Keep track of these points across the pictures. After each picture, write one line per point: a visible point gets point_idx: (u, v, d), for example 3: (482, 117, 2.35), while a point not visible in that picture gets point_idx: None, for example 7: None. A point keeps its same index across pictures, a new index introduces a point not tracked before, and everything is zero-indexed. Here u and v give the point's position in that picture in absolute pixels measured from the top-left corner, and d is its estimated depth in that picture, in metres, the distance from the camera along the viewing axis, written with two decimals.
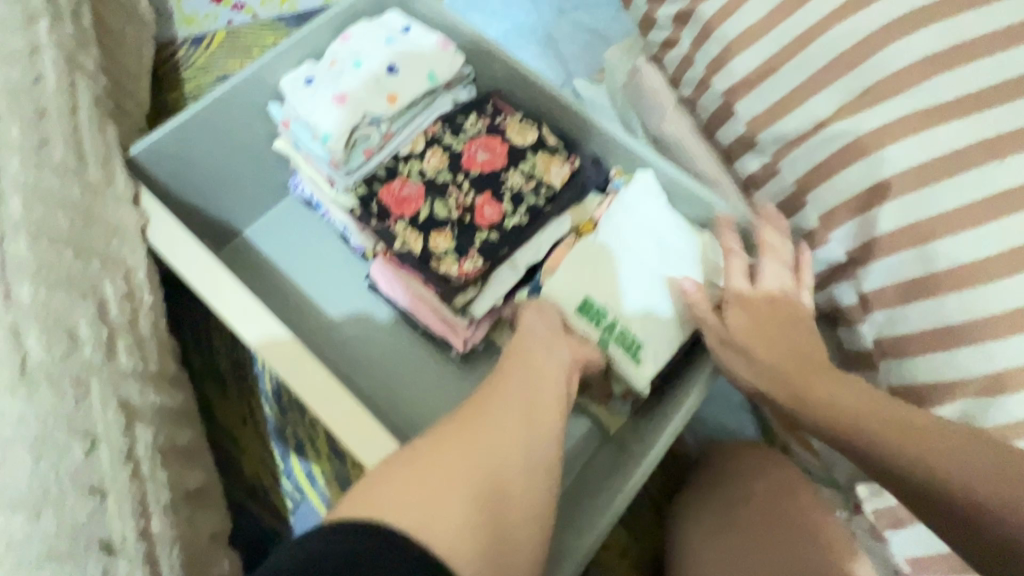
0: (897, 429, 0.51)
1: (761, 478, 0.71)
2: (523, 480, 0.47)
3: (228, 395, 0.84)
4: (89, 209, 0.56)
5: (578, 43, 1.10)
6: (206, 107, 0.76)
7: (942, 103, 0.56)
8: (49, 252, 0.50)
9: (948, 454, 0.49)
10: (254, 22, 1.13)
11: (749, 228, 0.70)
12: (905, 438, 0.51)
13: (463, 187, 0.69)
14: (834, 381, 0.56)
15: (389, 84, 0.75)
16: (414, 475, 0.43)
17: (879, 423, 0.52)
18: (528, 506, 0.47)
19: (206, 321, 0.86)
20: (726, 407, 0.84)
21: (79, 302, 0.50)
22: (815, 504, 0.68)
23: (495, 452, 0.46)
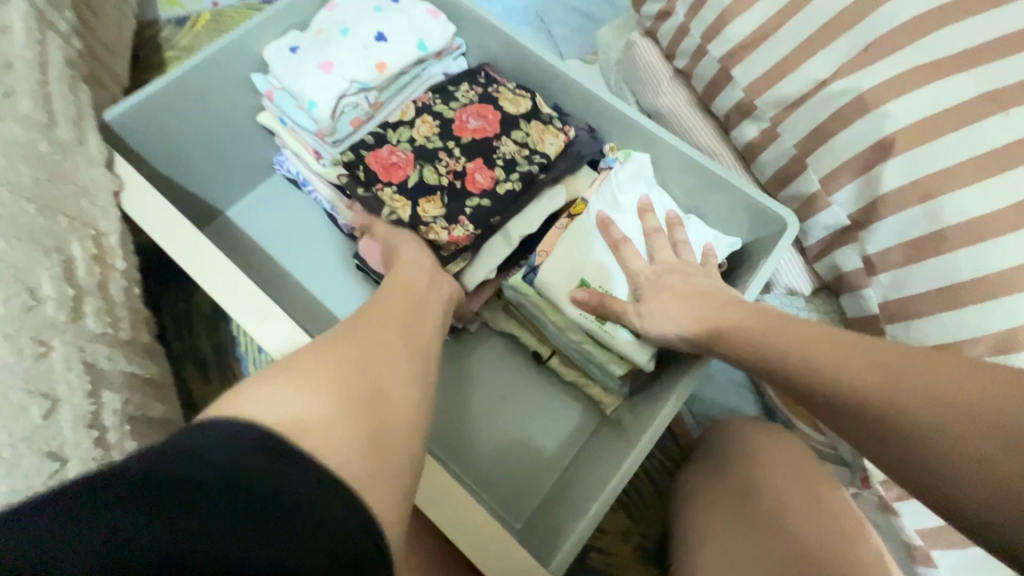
0: (798, 337, 0.47)
1: (770, 458, 0.67)
2: (406, 400, 0.41)
3: (208, 381, 0.79)
4: (57, 167, 0.53)
5: (570, 25, 1.08)
6: (186, 76, 0.73)
7: (944, 57, 0.55)
8: (11, 206, 0.47)
9: (877, 360, 0.43)
10: (239, 5, 1.11)
11: (750, 202, 0.67)
12: (839, 352, 0.45)
13: (454, 154, 0.67)
14: (764, 313, 0.52)
15: (378, 50, 0.73)
16: (291, 379, 0.37)
17: (798, 333, 0.48)
18: (406, 422, 0.40)
19: (186, 303, 0.82)
20: (727, 387, 0.82)
21: (43, 259, 0.47)
22: (825, 480, 0.66)
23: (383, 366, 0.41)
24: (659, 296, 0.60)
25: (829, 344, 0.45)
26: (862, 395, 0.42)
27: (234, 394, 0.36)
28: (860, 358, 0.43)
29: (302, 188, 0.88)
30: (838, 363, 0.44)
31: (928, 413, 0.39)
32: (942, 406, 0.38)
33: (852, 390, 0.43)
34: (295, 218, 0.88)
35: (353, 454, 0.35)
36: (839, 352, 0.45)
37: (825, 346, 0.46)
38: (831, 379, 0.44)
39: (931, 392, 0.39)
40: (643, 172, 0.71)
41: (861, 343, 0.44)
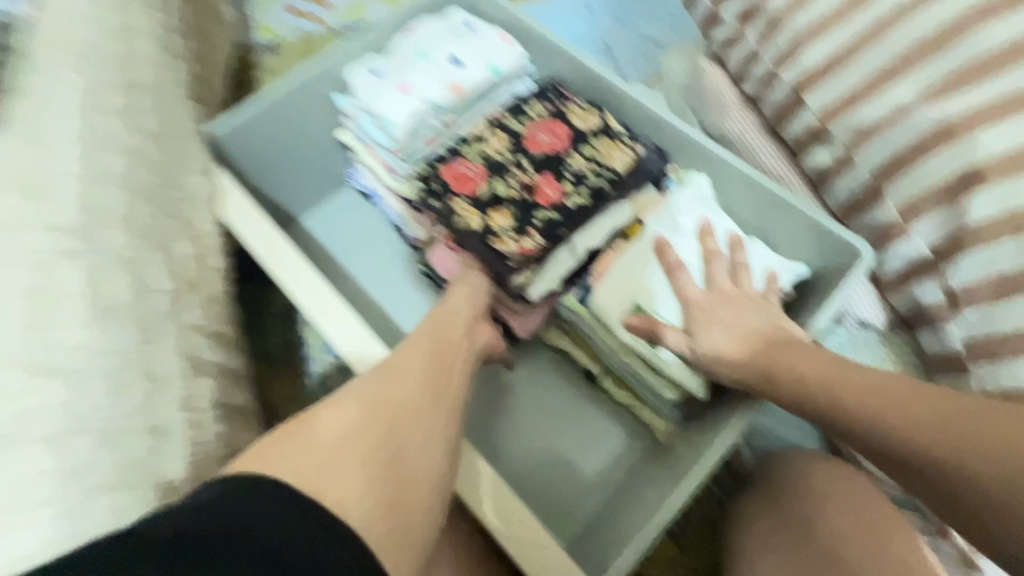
0: (828, 382, 0.50)
1: (833, 497, 0.64)
2: (422, 447, 0.46)
3: (280, 378, 0.84)
4: (168, 174, 0.59)
5: (634, 50, 1.10)
6: (278, 95, 0.80)
7: None
8: (131, 209, 0.53)
9: (912, 406, 0.46)
10: (324, 30, 1.20)
11: (818, 228, 0.67)
12: (874, 396, 0.48)
13: (525, 167, 0.72)
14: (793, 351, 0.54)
15: (453, 74, 0.77)
16: (313, 433, 0.42)
17: (829, 373, 0.51)
18: (427, 474, 0.45)
19: (263, 304, 0.88)
20: (789, 421, 0.78)
21: (154, 257, 0.52)
22: (899, 528, 0.61)
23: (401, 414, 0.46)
24: (710, 327, 0.60)
25: (861, 386, 0.49)
26: (904, 441, 0.46)
27: (265, 448, 0.41)
28: (898, 404, 0.47)
29: (372, 200, 0.93)
30: (883, 411, 0.47)
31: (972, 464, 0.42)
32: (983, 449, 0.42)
33: (892, 435, 0.47)
34: (364, 228, 0.94)
35: (372, 519, 0.39)
36: (875, 398, 0.48)
37: (859, 389, 0.49)
38: (867, 422, 0.48)
39: (963, 437, 0.43)
40: (702, 197, 0.71)
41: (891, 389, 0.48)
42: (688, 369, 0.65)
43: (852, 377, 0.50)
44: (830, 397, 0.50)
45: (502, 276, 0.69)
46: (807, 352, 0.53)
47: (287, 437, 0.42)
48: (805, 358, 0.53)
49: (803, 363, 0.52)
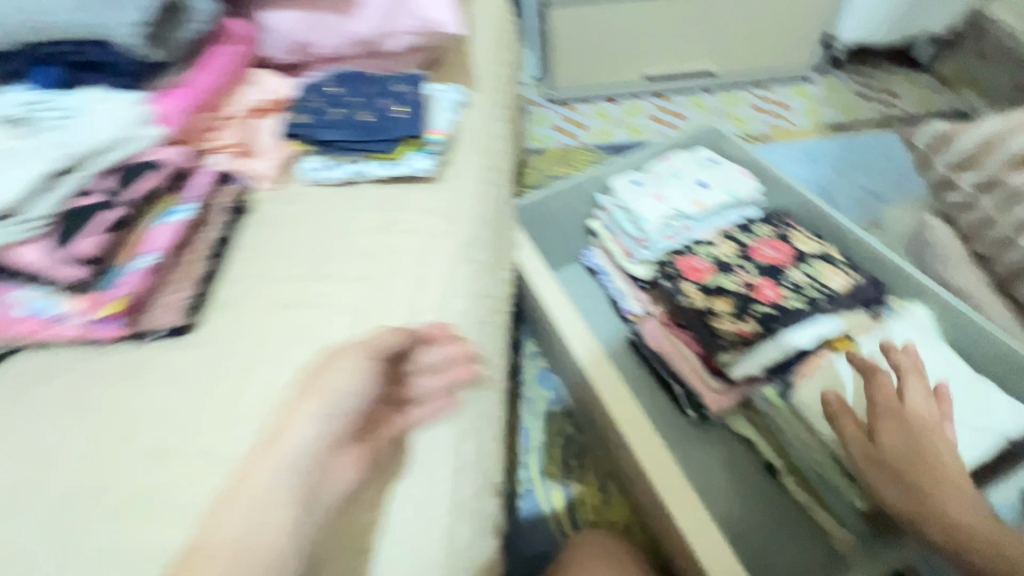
0: (917, 463, 0.62)
1: None
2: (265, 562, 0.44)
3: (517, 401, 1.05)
4: (501, 226, 0.86)
5: (853, 198, 1.24)
6: (562, 187, 1.08)
7: None
8: (488, 242, 0.80)
9: (950, 488, 0.60)
10: (579, 147, 1.57)
11: None
12: (961, 487, 0.61)
13: (750, 270, 0.86)
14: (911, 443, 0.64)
15: (699, 193, 0.99)
16: (226, 552, 0.44)
17: (932, 460, 0.62)
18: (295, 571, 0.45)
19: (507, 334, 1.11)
20: None
21: (494, 276, 0.78)
22: None
23: (254, 514, 0.46)
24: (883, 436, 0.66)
25: (940, 475, 0.61)
26: (939, 513, 0.60)
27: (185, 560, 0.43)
28: (963, 495, 0.60)
29: (597, 275, 1.15)
30: (915, 478, 0.62)
31: (984, 542, 0.56)
32: (993, 544, 0.56)
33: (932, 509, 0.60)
34: (585, 293, 1.15)
35: None
36: (930, 480, 0.61)
37: (941, 476, 0.61)
38: (934, 501, 0.60)
39: (988, 525, 0.58)
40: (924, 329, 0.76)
41: (966, 483, 0.62)
42: (894, 486, 0.66)
43: (925, 461, 0.62)
44: (932, 478, 0.61)
45: (713, 349, 0.82)
46: (931, 447, 0.63)
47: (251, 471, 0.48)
48: (899, 440, 0.64)
49: (896, 436, 0.65)
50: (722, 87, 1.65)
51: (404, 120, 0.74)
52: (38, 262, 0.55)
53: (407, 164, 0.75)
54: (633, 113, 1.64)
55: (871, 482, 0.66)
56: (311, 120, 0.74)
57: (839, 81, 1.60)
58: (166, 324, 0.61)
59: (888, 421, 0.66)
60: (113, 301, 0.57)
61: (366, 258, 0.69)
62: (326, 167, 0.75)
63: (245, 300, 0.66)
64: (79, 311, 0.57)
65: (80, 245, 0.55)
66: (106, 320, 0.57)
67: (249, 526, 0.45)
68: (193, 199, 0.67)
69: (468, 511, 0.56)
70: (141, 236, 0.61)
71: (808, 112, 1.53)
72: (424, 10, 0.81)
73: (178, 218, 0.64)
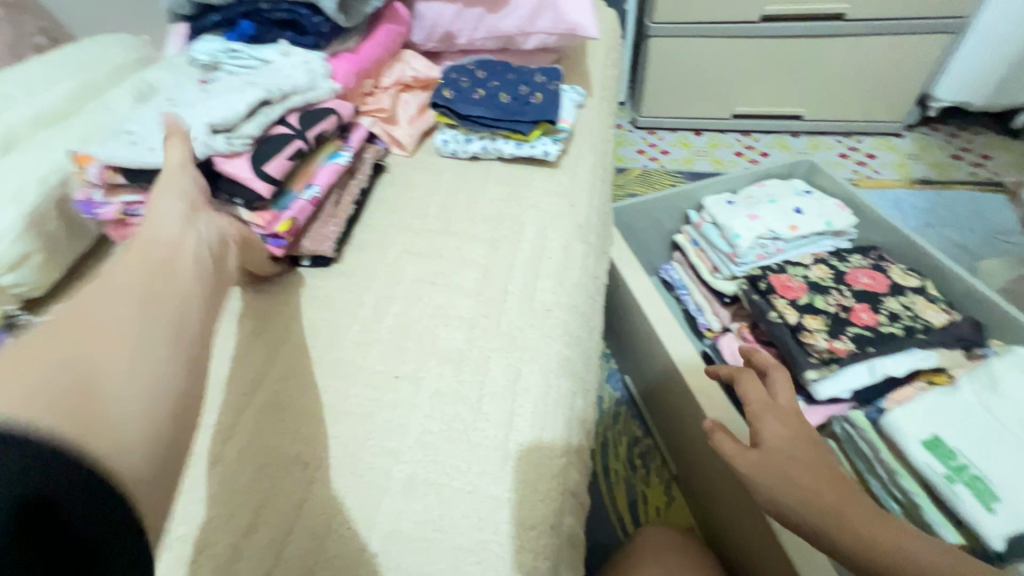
0: (806, 456, 0.53)
1: None
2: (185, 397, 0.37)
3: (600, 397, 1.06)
4: (605, 218, 0.91)
5: (942, 249, 1.25)
6: (655, 198, 1.13)
7: None
8: (596, 229, 0.85)
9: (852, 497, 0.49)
10: (662, 170, 1.61)
11: None
12: (812, 480, 0.51)
13: (844, 294, 0.88)
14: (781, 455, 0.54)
15: (795, 218, 1.01)
16: (86, 364, 0.34)
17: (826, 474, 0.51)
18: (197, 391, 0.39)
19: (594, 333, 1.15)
20: None
21: (599, 260, 0.82)
22: None
23: (127, 339, 0.37)
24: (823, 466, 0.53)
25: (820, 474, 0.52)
26: (803, 496, 0.50)
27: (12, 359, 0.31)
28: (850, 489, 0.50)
29: (675, 289, 1.17)
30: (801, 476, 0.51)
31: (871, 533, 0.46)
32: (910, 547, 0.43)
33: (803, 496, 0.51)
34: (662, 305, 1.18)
35: (148, 406, 0.35)
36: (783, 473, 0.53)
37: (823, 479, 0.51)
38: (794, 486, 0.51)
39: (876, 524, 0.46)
40: None
41: (838, 475, 0.52)
42: (997, 516, 0.63)
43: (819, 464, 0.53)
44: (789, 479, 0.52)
45: (803, 364, 0.83)
46: (796, 438, 0.55)
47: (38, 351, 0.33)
48: (799, 462, 0.53)
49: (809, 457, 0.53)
50: (808, 132, 1.68)
51: (542, 106, 0.81)
52: (242, 171, 0.61)
53: (539, 146, 0.81)
54: (716, 146, 1.69)
55: (751, 485, 0.55)
56: (454, 97, 0.82)
57: (929, 140, 1.60)
58: (322, 250, 0.67)
59: (771, 419, 0.58)
60: (288, 220, 0.64)
61: (491, 223, 0.75)
62: (458, 141, 0.83)
63: (381, 244, 0.72)
64: (257, 222, 0.63)
65: (274, 166, 0.62)
66: (276, 237, 0.63)
67: (139, 319, 0.38)
68: (352, 149, 0.76)
69: (577, 460, 0.57)
70: (313, 170, 0.70)
71: (897, 165, 1.53)
72: (569, 14, 0.88)
73: (339, 161, 0.73)
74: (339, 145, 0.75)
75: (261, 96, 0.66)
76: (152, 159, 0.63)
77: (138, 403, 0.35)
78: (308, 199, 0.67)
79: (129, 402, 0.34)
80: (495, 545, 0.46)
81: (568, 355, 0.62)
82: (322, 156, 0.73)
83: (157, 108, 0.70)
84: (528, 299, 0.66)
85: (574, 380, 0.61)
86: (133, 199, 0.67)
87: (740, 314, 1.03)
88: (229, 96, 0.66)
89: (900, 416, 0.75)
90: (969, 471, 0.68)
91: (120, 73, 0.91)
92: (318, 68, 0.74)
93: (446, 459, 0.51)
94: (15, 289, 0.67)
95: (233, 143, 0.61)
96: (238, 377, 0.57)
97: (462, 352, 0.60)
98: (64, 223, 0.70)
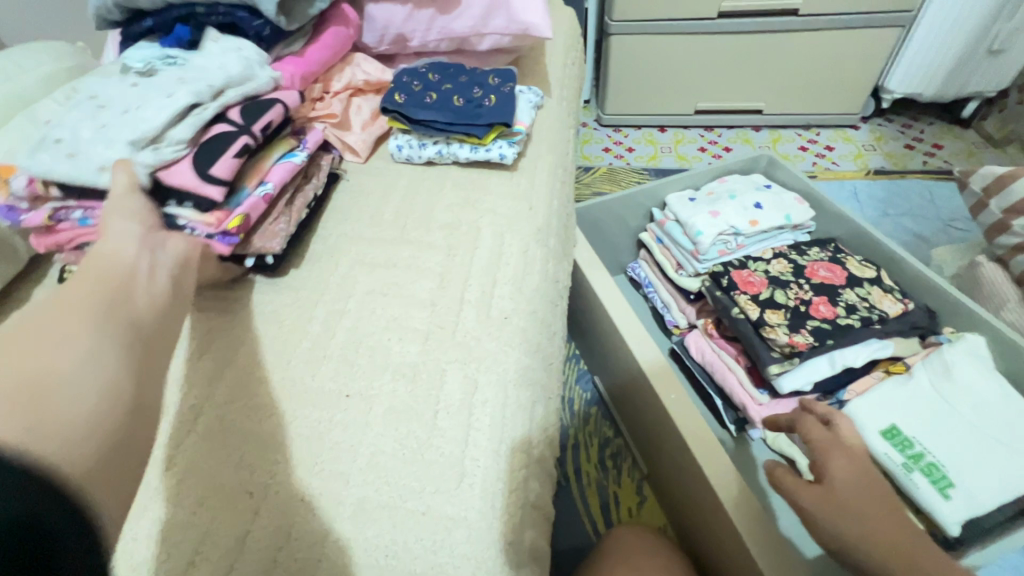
0: (866, 487, 0.53)
1: None
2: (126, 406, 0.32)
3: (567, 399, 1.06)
4: (567, 220, 0.90)
5: (899, 239, 1.28)
6: (619, 197, 1.12)
7: None
8: (558, 232, 0.84)
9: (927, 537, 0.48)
10: (627, 168, 1.62)
11: None
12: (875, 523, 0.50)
13: (803, 288, 0.89)
14: (832, 452, 0.57)
15: (755, 214, 1.02)
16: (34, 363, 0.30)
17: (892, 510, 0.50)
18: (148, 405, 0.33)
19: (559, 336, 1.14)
20: None
21: (561, 264, 0.81)
22: None
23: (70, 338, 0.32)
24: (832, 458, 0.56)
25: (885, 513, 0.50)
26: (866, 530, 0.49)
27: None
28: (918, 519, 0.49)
29: (641, 288, 1.17)
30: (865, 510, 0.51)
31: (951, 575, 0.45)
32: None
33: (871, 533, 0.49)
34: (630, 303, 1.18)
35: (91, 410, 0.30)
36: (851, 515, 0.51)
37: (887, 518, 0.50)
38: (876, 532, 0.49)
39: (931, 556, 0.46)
40: (979, 357, 0.76)
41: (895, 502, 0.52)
42: (952, 503, 0.65)
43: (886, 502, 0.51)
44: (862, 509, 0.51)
45: (765, 359, 0.83)
46: (839, 455, 0.56)
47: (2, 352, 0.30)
48: (839, 462, 0.56)
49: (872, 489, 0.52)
50: (769, 126, 1.71)
51: (496, 109, 0.79)
52: (186, 176, 0.60)
53: (495, 150, 0.79)
54: (680, 141, 1.70)
55: (815, 523, 0.52)
56: (406, 101, 0.79)
57: (884, 131, 1.65)
58: (270, 247, 0.64)
59: (838, 453, 0.56)
60: (238, 217, 0.62)
61: (448, 230, 0.73)
62: (412, 146, 0.81)
63: (333, 256, 0.69)
64: (204, 222, 0.61)
65: (219, 167, 0.61)
66: (228, 233, 0.61)
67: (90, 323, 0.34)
68: (306, 149, 0.74)
69: (538, 471, 0.55)
70: (265, 167, 0.68)
71: (853, 156, 1.57)
72: (522, 13, 0.86)
73: (293, 160, 0.71)
74: (293, 145, 0.73)
75: (197, 103, 0.64)
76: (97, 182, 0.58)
77: (95, 399, 0.30)
78: (259, 197, 0.65)
79: (84, 397, 0.30)
80: (450, 567, 0.45)
81: (527, 364, 0.61)
82: (273, 155, 0.70)
83: (84, 109, 0.64)
84: (486, 307, 0.64)
85: (533, 389, 0.60)
86: (63, 203, 0.62)
87: (705, 311, 1.03)
88: (174, 100, 0.63)
89: (858, 407, 0.76)
90: (926, 459, 0.69)
91: (51, 82, 0.86)
92: (252, 57, 0.71)
93: (400, 479, 0.49)
94: None
95: (165, 152, 0.60)
96: (180, 403, 0.54)
97: (417, 366, 0.58)
98: None
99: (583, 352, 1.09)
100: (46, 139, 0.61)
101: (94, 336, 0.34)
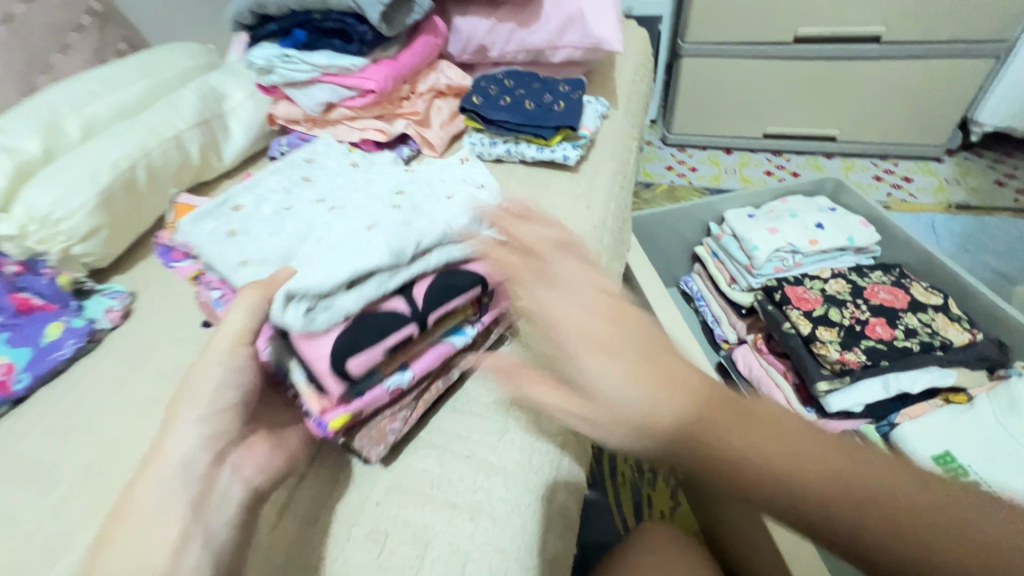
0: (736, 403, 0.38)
1: None
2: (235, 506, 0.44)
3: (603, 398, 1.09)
4: (625, 224, 0.94)
5: (979, 275, 1.21)
6: (677, 209, 1.15)
7: None
8: (614, 232, 0.88)
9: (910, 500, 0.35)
10: (689, 187, 1.63)
11: None
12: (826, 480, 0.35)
13: (861, 308, 0.88)
14: (669, 365, 0.37)
15: (816, 233, 1.01)
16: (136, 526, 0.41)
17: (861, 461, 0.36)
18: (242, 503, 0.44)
19: None
20: None
21: (615, 262, 0.84)
22: None
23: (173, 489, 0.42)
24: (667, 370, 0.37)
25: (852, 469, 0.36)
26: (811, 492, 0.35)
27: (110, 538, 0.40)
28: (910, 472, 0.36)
29: (693, 301, 1.18)
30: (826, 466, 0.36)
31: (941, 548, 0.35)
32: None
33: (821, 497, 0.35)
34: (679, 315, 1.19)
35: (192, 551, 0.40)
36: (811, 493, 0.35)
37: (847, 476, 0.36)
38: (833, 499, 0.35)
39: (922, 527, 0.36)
40: None
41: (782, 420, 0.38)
42: None
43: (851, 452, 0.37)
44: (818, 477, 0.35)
45: (812, 375, 0.83)
46: (675, 367, 0.38)
47: (121, 519, 0.41)
48: (679, 372, 0.38)
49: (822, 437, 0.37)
50: (842, 154, 1.67)
51: (564, 114, 0.85)
52: (320, 360, 0.48)
53: (559, 151, 0.85)
54: (746, 164, 1.69)
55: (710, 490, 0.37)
56: (483, 103, 0.87)
57: (971, 166, 1.56)
58: (367, 453, 0.51)
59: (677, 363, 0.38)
60: (344, 412, 0.48)
61: None
62: (484, 144, 0.88)
63: None
64: (313, 404, 0.49)
65: (358, 360, 0.48)
66: (333, 429, 0.48)
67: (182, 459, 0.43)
68: (478, 322, 0.60)
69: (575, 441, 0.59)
70: (419, 348, 0.54)
71: (934, 189, 1.50)
72: (596, 28, 0.93)
73: (462, 341, 0.57)
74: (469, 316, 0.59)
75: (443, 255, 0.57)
76: (236, 276, 0.54)
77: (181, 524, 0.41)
78: (390, 388, 0.51)
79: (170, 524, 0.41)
80: (487, 505, 0.49)
81: None
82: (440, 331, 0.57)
83: (287, 177, 0.68)
84: None
85: None
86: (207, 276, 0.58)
87: (756, 326, 1.03)
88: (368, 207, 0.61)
89: (911, 429, 0.74)
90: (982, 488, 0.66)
91: (188, 76, 1.01)
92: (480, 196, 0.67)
93: (449, 426, 0.55)
94: (85, 258, 0.75)
95: (317, 318, 0.49)
96: None
97: None
98: (129, 203, 0.79)
99: (629, 357, 1.11)
100: (228, 195, 0.63)
101: (200, 555, 0.40)
